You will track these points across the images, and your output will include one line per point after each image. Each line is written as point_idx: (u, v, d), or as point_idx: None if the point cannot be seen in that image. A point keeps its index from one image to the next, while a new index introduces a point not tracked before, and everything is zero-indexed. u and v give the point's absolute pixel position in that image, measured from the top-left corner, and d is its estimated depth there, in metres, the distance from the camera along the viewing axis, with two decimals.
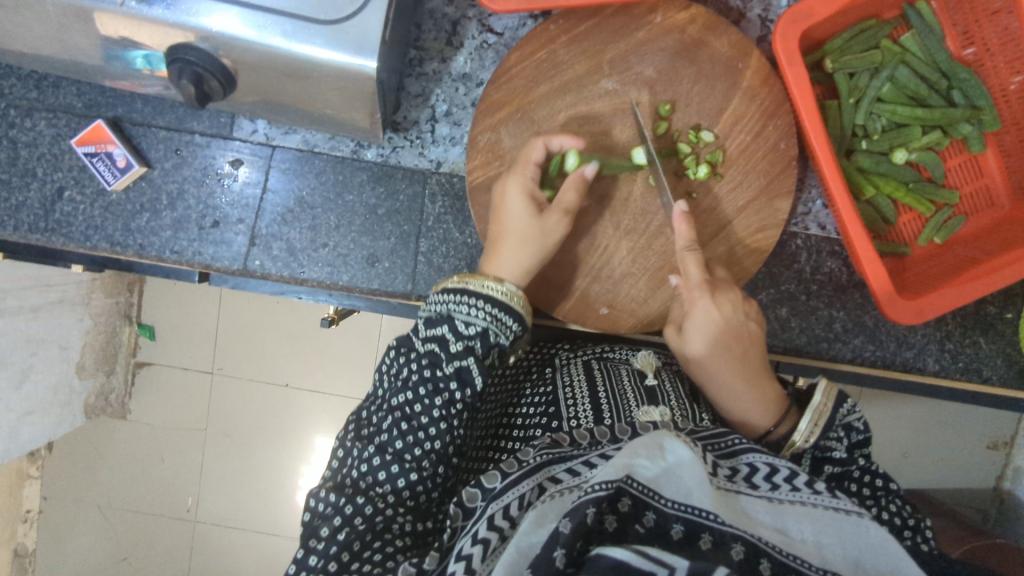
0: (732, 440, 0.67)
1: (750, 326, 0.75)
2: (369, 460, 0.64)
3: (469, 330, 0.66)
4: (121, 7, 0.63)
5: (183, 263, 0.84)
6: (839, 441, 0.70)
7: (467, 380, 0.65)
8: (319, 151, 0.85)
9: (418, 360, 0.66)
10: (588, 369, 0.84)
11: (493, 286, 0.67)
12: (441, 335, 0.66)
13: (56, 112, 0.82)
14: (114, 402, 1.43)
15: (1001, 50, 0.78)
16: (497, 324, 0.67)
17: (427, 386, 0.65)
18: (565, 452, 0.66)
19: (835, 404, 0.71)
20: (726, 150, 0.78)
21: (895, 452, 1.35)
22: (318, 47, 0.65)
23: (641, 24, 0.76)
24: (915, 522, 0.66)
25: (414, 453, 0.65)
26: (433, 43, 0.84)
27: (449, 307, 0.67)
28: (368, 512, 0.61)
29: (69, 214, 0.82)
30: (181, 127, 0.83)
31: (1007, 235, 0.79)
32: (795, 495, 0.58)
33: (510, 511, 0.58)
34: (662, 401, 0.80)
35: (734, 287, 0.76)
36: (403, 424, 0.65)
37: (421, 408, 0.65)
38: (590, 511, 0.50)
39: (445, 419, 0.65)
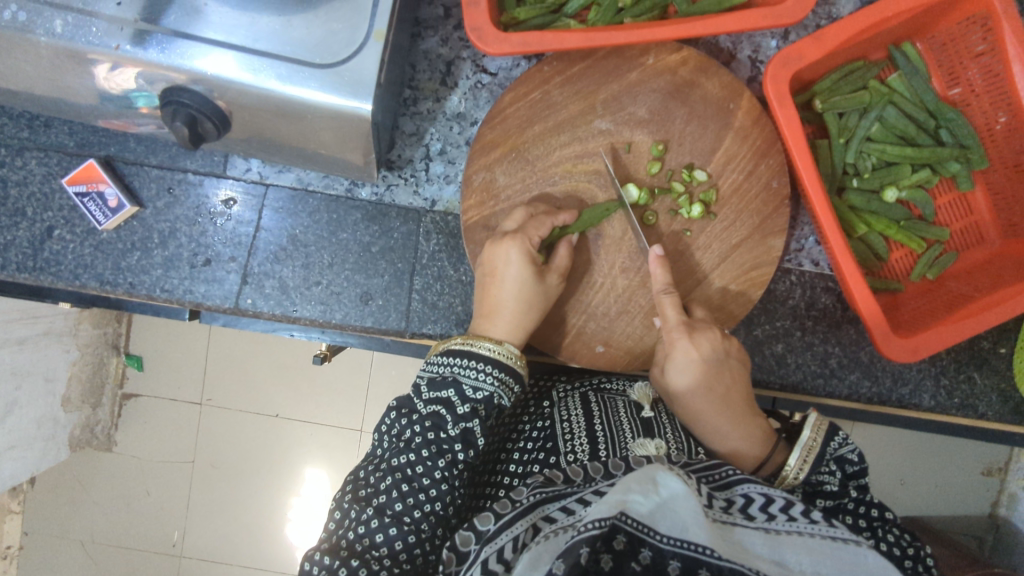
0: (726, 472, 0.66)
1: (730, 363, 0.76)
2: (367, 522, 0.63)
3: (477, 395, 0.67)
4: (117, 50, 0.64)
5: (174, 301, 0.83)
6: (832, 474, 0.69)
7: (471, 441, 0.67)
8: (313, 189, 0.85)
9: (421, 423, 0.67)
10: (585, 404, 0.83)
11: (494, 350, 0.70)
12: (446, 398, 0.67)
13: (47, 151, 0.81)
14: (100, 435, 1.40)
15: (986, 91, 0.80)
16: (503, 390, 0.69)
17: (430, 449, 0.66)
18: (558, 489, 0.64)
19: (825, 438, 0.71)
20: (719, 189, 0.79)
21: (892, 480, 1.34)
22: (314, 90, 0.66)
23: (633, 66, 0.77)
24: (915, 551, 0.64)
25: (413, 515, 0.64)
26: (427, 83, 0.84)
27: (456, 370, 0.68)
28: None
29: (59, 252, 0.81)
30: (174, 166, 0.83)
31: (1001, 273, 0.80)
32: (792, 526, 0.56)
33: (504, 554, 0.56)
34: (659, 433, 0.78)
35: (712, 326, 0.77)
36: (403, 486, 0.65)
37: (423, 469, 0.65)
38: (584, 550, 0.50)
39: (447, 481, 0.66)
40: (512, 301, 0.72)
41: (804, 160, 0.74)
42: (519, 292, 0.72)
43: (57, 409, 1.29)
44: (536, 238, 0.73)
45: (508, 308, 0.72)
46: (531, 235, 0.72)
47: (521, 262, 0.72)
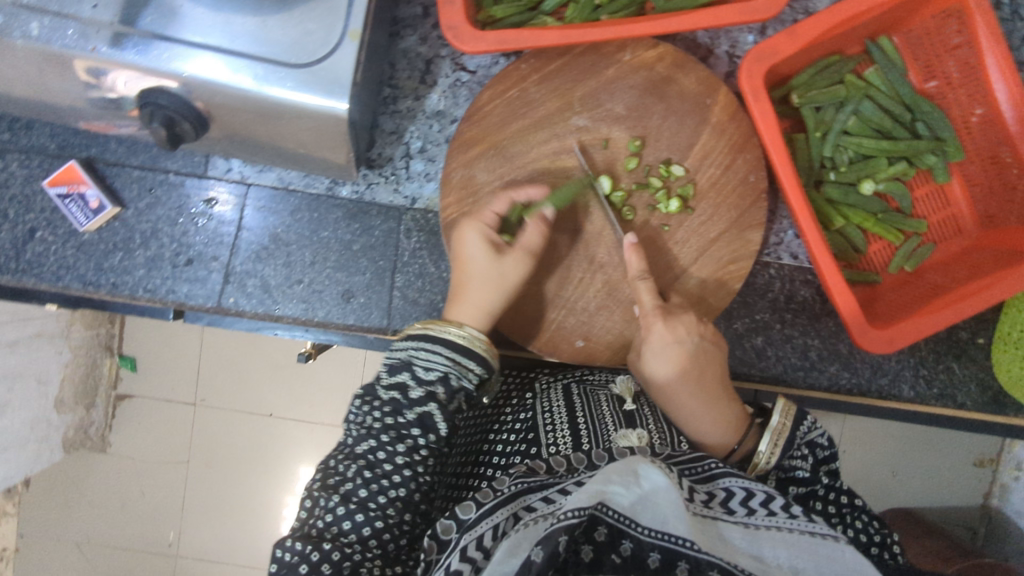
0: (708, 465, 0.67)
1: (706, 348, 0.76)
2: (334, 509, 0.63)
3: (431, 376, 0.67)
4: (93, 53, 0.65)
5: (157, 301, 0.83)
6: (802, 459, 0.72)
7: (430, 425, 0.66)
8: (293, 188, 0.85)
9: (381, 409, 0.67)
10: (568, 396, 0.83)
11: (453, 332, 0.69)
12: (402, 382, 0.67)
13: (29, 153, 0.82)
14: (94, 436, 1.41)
15: (963, 84, 0.80)
16: (456, 374, 0.67)
17: (389, 434, 0.66)
18: (541, 480, 0.65)
19: (794, 423, 0.72)
20: (697, 184, 0.79)
21: (882, 472, 1.35)
22: (290, 90, 0.66)
23: (611, 63, 0.78)
24: (880, 537, 0.70)
25: (379, 501, 0.64)
26: (407, 81, 0.85)
27: (412, 353, 0.68)
28: (335, 559, 0.61)
29: (41, 254, 0.82)
30: (155, 167, 0.83)
31: (976, 264, 0.81)
32: (771, 521, 0.57)
33: (484, 542, 0.57)
34: (641, 423, 0.79)
35: (689, 311, 0.78)
36: (366, 472, 0.65)
37: (385, 455, 0.65)
38: (563, 538, 0.49)
39: (409, 466, 0.66)
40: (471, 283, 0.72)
41: (779, 155, 0.75)
42: (498, 288, 0.72)
43: (49, 411, 1.30)
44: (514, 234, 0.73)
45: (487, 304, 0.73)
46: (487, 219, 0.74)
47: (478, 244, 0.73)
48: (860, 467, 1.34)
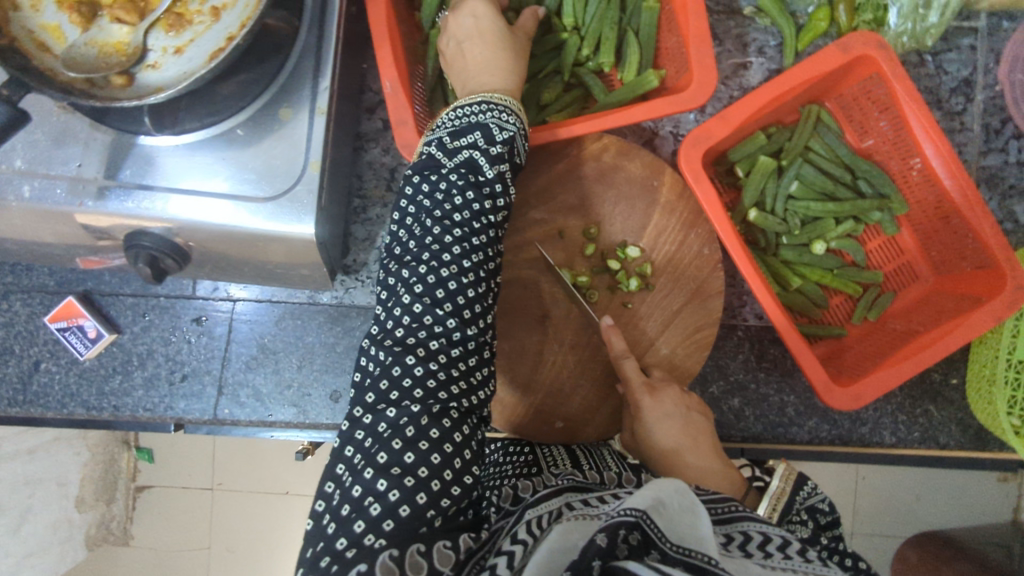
0: (731, 507, 0.65)
1: (696, 419, 0.79)
2: (422, 278, 0.60)
3: (502, 136, 0.65)
4: (80, 207, 0.71)
5: (156, 417, 0.88)
6: (802, 523, 0.75)
7: (507, 185, 0.65)
8: (276, 299, 0.90)
9: (456, 172, 0.63)
10: (570, 452, 0.80)
11: (503, 97, 0.68)
12: (474, 142, 0.64)
13: (30, 292, 0.88)
14: (116, 529, 1.43)
15: (894, 144, 0.85)
16: (523, 131, 0.68)
17: (475, 192, 0.62)
18: (588, 484, 0.65)
19: (794, 488, 0.78)
20: (653, 262, 0.83)
21: (905, 496, 1.34)
22: (262, 218, 0.72)
23: (559, 157, 0.83)
24: None
25: (467, 265, 0.61)
26: (374, 190, 0.91)
27: (485, 117, 0.65)
28: (420, 373, 0.57)
29: (46, 384, 0.87)
30: (147, 293, 0.88)
31: (939, 309, 0.83)
32: (787, 564, 0.55)
33: (541, 523, 0.55)
34: (647, 470, 0.79)
35: (672, 382, 0.81)
36: (456, 231, 0.61)
37: (472, 214, 0.62)
38: (624, 532, 0.49)
39: (490, 226, 0.64)
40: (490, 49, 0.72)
41: (716, 207, 0.77)
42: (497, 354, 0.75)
43: (70, 510, 1.35)
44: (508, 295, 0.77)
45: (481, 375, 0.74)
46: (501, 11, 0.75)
47: (494, 18, 0.74)
48: (880, 494, 1.33)
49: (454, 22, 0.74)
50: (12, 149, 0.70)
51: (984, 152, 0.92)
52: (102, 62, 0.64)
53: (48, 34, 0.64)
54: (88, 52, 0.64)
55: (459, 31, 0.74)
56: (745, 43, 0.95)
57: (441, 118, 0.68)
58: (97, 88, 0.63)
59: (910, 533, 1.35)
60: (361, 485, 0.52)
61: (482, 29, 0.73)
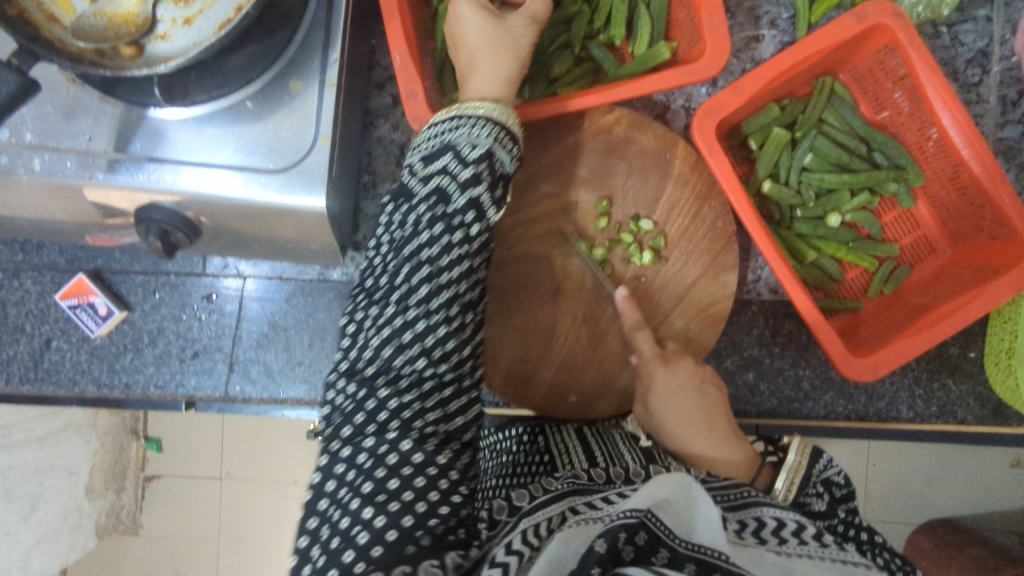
0: (745, 491, 0.66)
1: (709, 390, 0.78)
2: (390, 318, 0.56)
3: (475, 155, 0.59)
4: (91, 180, 0.70)
5: (168, 395, 0.88)
6: (818, 496, 0.74)
7: (482, 210, 0.60)
8: (286, 276, 0.89)
9: (426, 202, 0.58)
10: (582, 438, 0.80)
11: (479, 107, 0.63)
12: (444, 167, 0.59)
13: (40, 270, 0.87)
14: (126, 517, 1.42)
15: (912, 114, 0.83)
16: (502, 143, 0.62)
17: (444, 224, 0.57)
18: (588, 486, 0.64)
19: (811, 460, 0.75)
20: (667, 235, 0.83)
21: (918, 480, 1.33)
22: (270, 192, 0.72)
23: (570, 130, 0.82)
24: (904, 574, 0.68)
25: (439, 300, 0.57)
26: (383, 166, 0.90)
27: (455, 137, 0.60)
28: (393, 406, 0.54)
29: (57, 362, 0.87)
30: (157, 271, 0.88)
31: (956, 281, 0.82)
32: (802, 549, 0.57)
33: (537, 533, 0.54)
34: (661, 459, 0.73)
35: (687, 355, 0.80)
36: (421, 269, 0.57)
37: (441, 247, 0.57)
38: (623, 534, 0.49)
39: (464, 258, 0.59)
40: (472, 50, 0.69)
41: (731, 181, 0.77)
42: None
43: (81, 499, 1.38)
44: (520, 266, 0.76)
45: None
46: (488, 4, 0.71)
47: (476, 14, 0.69)
48: (890, 479, 1.32)
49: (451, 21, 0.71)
50: (20, 122, 0.69)
51: (1002, 124, 0.91)
52: (111, 32, 0.63)
53: (57, 4, 0.63)
54: (97, 23, 0.63)
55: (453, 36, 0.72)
56: (757, 16, 0.94)
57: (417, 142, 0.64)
58: (108, 60, 0.62)
59: (920, 519, 1.34)
60: (346, 516, 0.50)
61: (465, 31, 0.70)
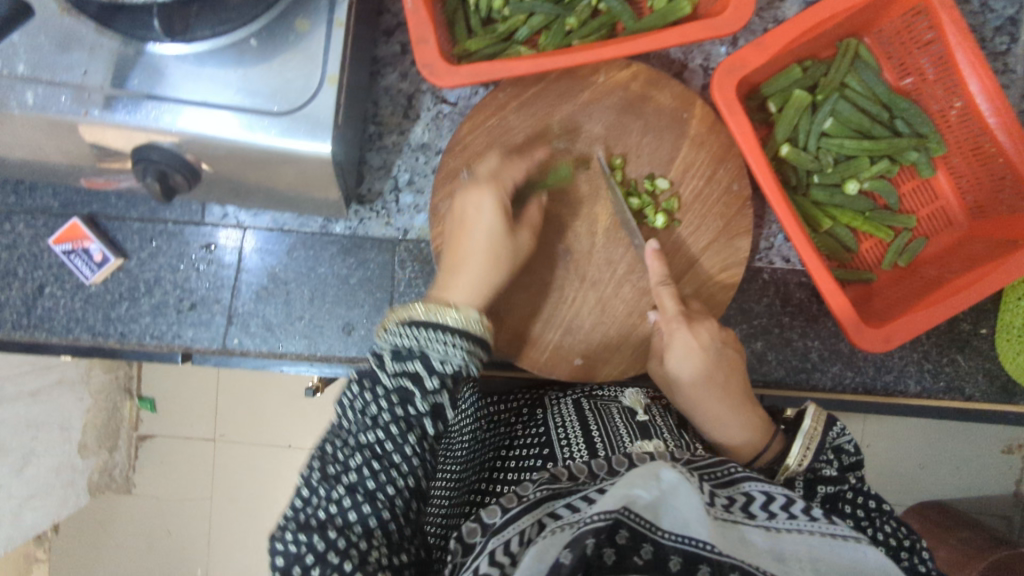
0: (730, 469, 0.66)
1: (729, 353, 0.77)
2: (338, 500, 0.56)
3: (445, 367, 0.59)
4: (86, 117, 0.67)
5: (164, 346, 0.86)
6: (829, 462, 0.73)
7: (441, 414, 0.60)
8: (288, 229, 0.87)
9: (385, 396, 0.58)
10: (579, 410, 0.82)
11: (456, 317, 0.61)
12: (413, 370, 0.58)
13: (34, 213, 0.85)
14: (118, 477, 1.40)
15: (937, 79, 0.81)
16: (474, 360, 0.61)
17: (399, 425, 0.58)
18: (565, 488, 0.62)
19: (825, 429, 0.72)
20: (681, 196, 0.81)
21: (910, 464, 1.32)
22: (274, 136, 0.69)
23: (585, 85, 0.79)
24: (910, 543, 0.69)
25: (387, 492, 0.58)
26: (390, 117, 0.87)
27: (423, 341, 0.59)
28: (341, 546, 0.54)
29: (50, 309, 0.85)
30: (154, 218, 0.86)
31: (971, 255, 0.80)
32: (792, 524, 0.56)
33: (510, 547, 0.54)
34: (655, 434, 0.78)
35: (710, 317, 0.78)
36: (373, 464, 0.57)
37: (393, 446, 0.58)
38: (591, 541, 0.49)
39: (419, 454, 0.59)
40: (477, 245, 0.69)
41: (751, 145, 0.75)
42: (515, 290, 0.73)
43: (73, 456, 1.33)
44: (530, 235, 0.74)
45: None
46: (503, 186, 0.72)
47: (493, 211, 0.70)
48: (883, 461, 1.31)
49: (449, 219, 0.74)
50: (13, 52, 0.66)
51: None
52: None
53: None
54: None
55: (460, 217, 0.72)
56: None
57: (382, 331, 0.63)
58: None
59: (911, 502, 1.33)
60: None
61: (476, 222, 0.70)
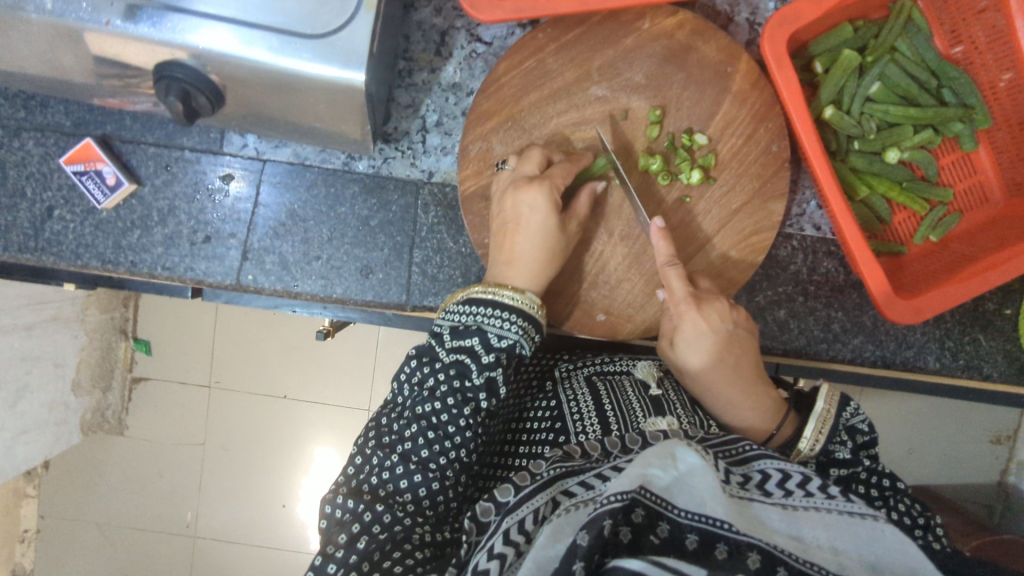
0: (743, 447, 0.62)
1: (741, 335, 0.75)
2: (391, 468, 0.62)
3: (501, 343, 0.64)
4: (107, 26, 0.62)
5: (175, 279, 0.84)
6: (842, 443, 0.69)
7: (495, 390, 0.65)
8: (310, 164, 0.85)
9: (445, 372, 0.64)
10: (591, 385, 0.80)
11: (511, 296, 0.67)
12: (471, 347, 0.64)
13: (44, 131, 0.82)
14: (111, 418, 1.36)
15: (990, 48, 0.77)
16: (527, 337, 0.67)
17: (456, 398, 0.63)
18: (578, 465, 0.61)
19: (838, 409, 0.70)
20: (718, 154, 0.78)
21: (899, 448, 1.30)
22: (305, 61, 0.63)
23: (629, 31, 0.76)
24: (925, 521, 0.65)
25: (438, 462, 0.63)
26: (422, 54, 0.85)
27: (481, 318, 0.65)
28: (387, 520, 0.59)
29: (59, 233, 0.82)
30: (170, 143, 0.83)
31: (1005, 231, 0.79)
32: (809, 502, 0.53)
33: (524, 526, 0.53)
34: (669, 410, 0.75)
35: (719, 296, 0.76)
36: (429, 434, 0.63)
37: (449, 417, 0.63)
38: (607, 522, 0.46)
39: (470, 428, 0.64)
40: (530, 250, 0.70)
41: (797, 103, 0.73)
42: (545, 238, 0.70)
43: (67, 393, 1.25)
44: (564, 183, 0.72)
45: (529, 257, 0.70)
46: (553, 185, 0.71)
47: (546, 211, 0.70)
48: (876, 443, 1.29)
49: (493, 204, 0.75)
50: None
51: None
52: None
53: None
54: None
55: (513, 212, 0.71)
56: None
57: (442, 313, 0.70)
58: None
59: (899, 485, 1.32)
60: None
61: (529, 224, 0.70)
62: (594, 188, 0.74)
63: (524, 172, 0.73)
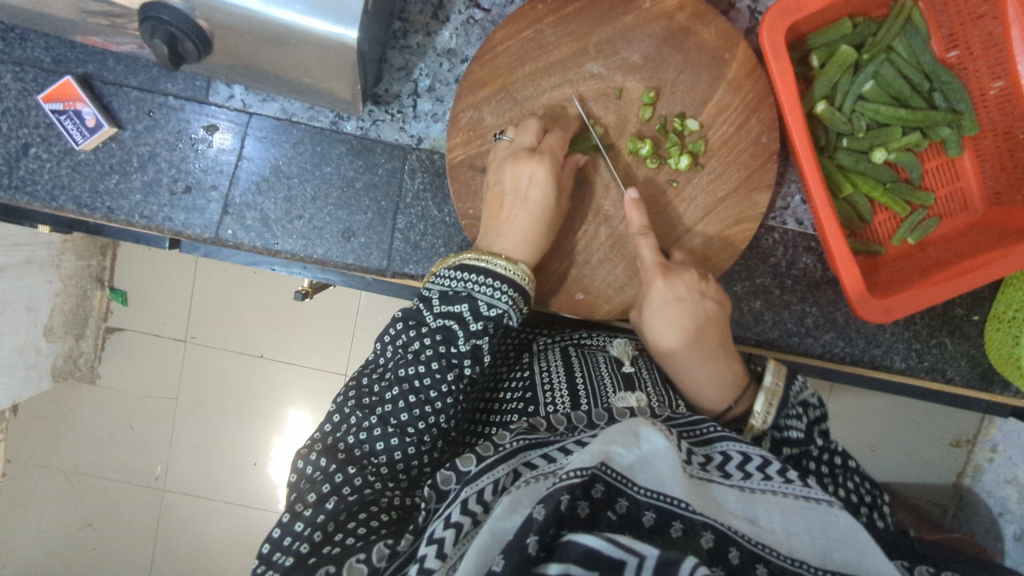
0: (707, 428, 0.63)
1: (708, 306, 0.75)
2: (370, 429, 0.63)
3: (490, 312, 0.65)
4: None
5: (153, 228, 0.82)
6: (797, 418, 0.68)
7: (480, 358, 0.66)
8: (296, 120, 0.84)
9: (431, 336, 0.65)
10: (565, 356, 0.81)
11: (502, 266, 0.67)
12: (459, 313, 0.65)
13: (23, 66, 0.80)
14: (83, 365, 1.34)
15: (984, 55, 0.78)
16: (516, 308, 0.67)
17: (441, 363, 0.64)
18: (543, 438, 0.61)
19: (786, 384, 0.70)
20: (708, 141, 0.78)
21: (861, 445, 1.33)
22: (298, 13, 0.61)
23: (630, 9, 0.75)
24: (871, 499, 0.65)
25: (417, 426, 0.63)
26: (418, 16, 0.83)
27: (472, 287, 0.66)
28: (358, 483, 0.59)
29: (35, 171, 0.80)
30: (154, 88, 0.81)
31: (979, 239, 0.81)
32: (767, 485, 0.55)
33: (484, 496, 0.53)
34: (639, 387, 0.76)
35: (691, 269, 0.76)
36: (410, 397, 0.63)
37: (432, 381, 0.64)
38: (565, 497, 0.46)
39: (450, 394, 0.64)
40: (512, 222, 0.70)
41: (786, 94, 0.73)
42: (528, 211, 0.70)
43: (38, 337, 1.24)
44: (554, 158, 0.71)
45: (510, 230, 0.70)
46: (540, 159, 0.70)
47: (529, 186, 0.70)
48: (839, 438, 1.32)
49: (488, 174, 0.75)
50: None
51: None
52: None
53: None
54: None
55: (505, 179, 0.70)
56: None
57: (432, 277, 0.70)
58: None
59: None
60: (292, 556, 0.53)
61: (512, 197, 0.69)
62: (579, 161, 0.75)
63: (522, 143, 0.73)
